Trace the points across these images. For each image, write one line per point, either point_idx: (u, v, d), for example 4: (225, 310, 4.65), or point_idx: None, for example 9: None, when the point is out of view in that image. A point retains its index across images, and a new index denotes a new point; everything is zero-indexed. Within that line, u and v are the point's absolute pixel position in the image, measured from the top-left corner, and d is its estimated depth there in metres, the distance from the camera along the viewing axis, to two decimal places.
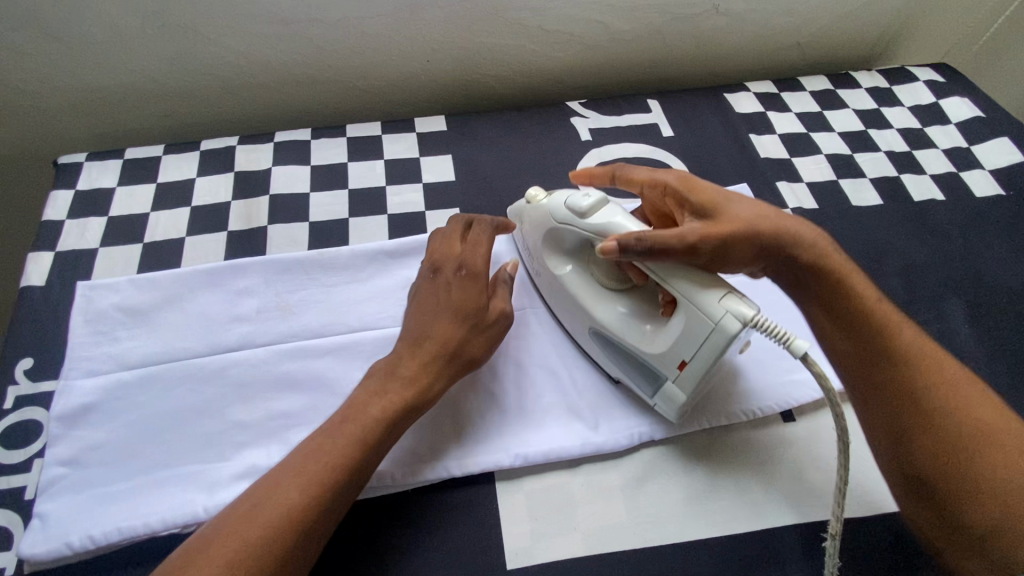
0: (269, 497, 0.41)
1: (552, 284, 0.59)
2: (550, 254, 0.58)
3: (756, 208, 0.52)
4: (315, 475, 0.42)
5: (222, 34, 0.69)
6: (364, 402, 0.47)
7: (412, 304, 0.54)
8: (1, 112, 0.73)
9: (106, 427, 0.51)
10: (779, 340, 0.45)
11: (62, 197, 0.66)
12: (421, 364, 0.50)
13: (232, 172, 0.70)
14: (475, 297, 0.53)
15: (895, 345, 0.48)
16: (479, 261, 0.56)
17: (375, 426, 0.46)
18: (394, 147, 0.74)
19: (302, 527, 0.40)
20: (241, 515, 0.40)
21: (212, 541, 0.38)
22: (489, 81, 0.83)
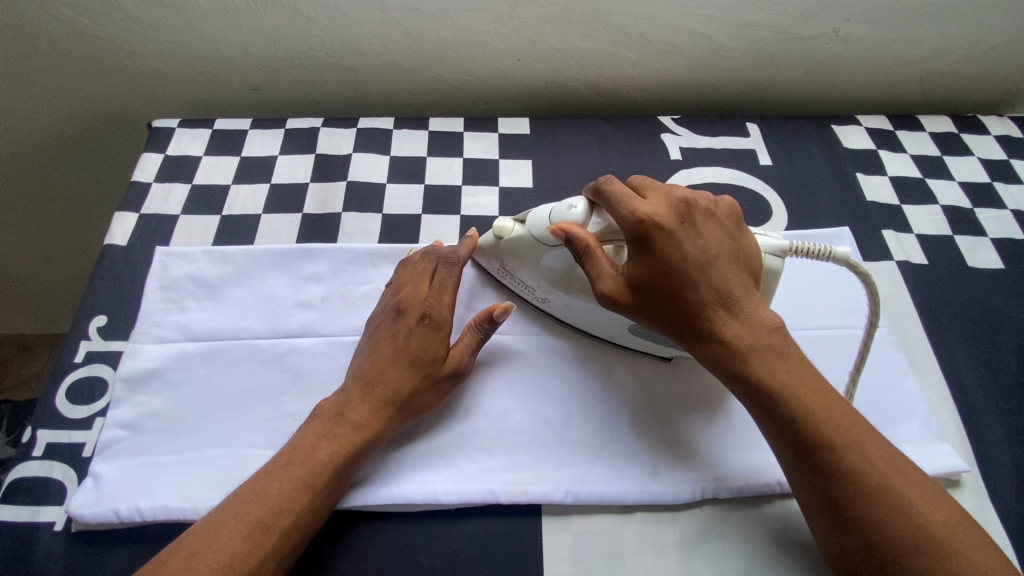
0: (264, 491, 0.43)
1: (568, 305, 0.56)
2: (554, 281, 0.54)
3: (667, 250, 0.47)
4: (306, 475, 0.44)
5: (321, 15, 0.69)
6: (335, 411, 0.48)
7: (369, 344, 0.52)
8: (108, 71, 0.76)
9: (165, 396, 0.52)
10: (820, 255, 0.49)
11: (152, 160, 0.68)
12: (370, 409, 0.48)
13: (313, 153, 0.70)
14: (434, 351, 0.51)
15: (841, 431, 0.43)
16: (443, 311, 0.52)
17: (349, 436, 0.46)
18: (475, 146, 0.72)
19: (292, 521, 0.43)
20: (240, 504, 0.42)
21: (216, 525, 0.41)
22: (578, 86, 0.80)
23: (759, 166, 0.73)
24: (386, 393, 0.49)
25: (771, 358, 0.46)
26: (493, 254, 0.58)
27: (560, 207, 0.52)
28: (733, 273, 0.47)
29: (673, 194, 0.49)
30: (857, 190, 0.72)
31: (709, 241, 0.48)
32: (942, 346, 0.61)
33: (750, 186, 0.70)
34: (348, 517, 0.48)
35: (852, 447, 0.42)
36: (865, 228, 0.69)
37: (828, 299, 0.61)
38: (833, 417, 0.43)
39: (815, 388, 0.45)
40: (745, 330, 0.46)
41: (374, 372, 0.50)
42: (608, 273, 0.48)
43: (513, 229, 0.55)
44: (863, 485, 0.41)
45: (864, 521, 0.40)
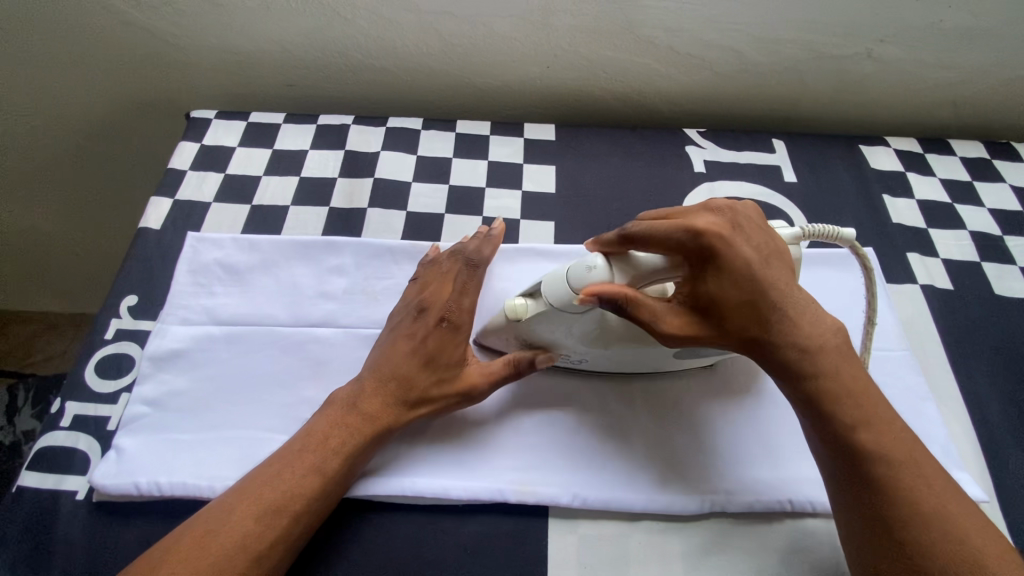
0: (281, 476, 0.44)
1: (608, 358, 0.53)
2: (590, 342, 0.51)
3: (733, 255, 0.45)
4: (317, 463, 0.45)
5: (357, 16, 0.71)
6: (346, 401, 0.49)
7: (389, 337, 0.53)
8: (153, 62, 0.79)
9: (188, 375, 0.53)
10: (829, 237, 0.51)
11: (188, 149, 0.70)
12: (383, 403, 0.49)
13: (343, 150, 0.71)
14: (450, 355, 0.51)
15: (899, 446, 0.42)
16: (464, 314, 0.53)
17: (360, 427, 0.47)
18: (500, 149, 0.73)
19: (301, 507, 0.44)
20: (252, 487, 0.44)
21: (230, 508, 0.42)
22: (606, 96, 0.80)
23: (784, 182, 0.72)
24: (405, 387, 0.50)
25: (836, 368, 0.45)
26: (500, 331, 0.54)
27: (579, 269, 0.48)
28: (793, 281, 0.47)
29: (721, 202, 0.48)
30: (883, 211, 0.71)
31: (764, 244, 0.47)
32: (965, 373, 0.59)
33: (774, 202, 0.70)
34: (355, 504, 0.49)
35: (908, 464, 0.42)
36: (889, 250, 0.68)
37: (847, 319, 0.61)
38: (891, 431, 0.43)
39: (874, 400, 0.44)
40: (812, 335, 0.45)
41: (400, 365, 0.50)
42: (669, 316, 0.45)
43: (526, 309, 0.51)
44: (918, 505, 0.40)
45: (918, 546, 0.39)
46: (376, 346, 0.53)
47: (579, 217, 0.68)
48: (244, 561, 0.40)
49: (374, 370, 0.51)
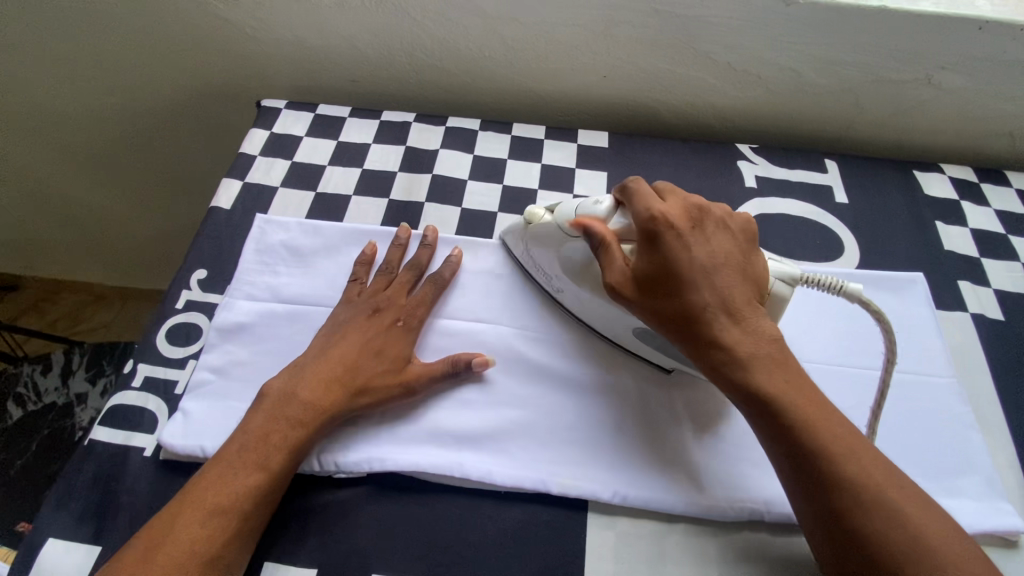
0: (230, 473, 0.46)
1: (582, 301, 0.57)
2: (568, 271, 0.56)
3: (672, 248, 0.49)
4: (262, 457, 0.47)
5: (426, 18, 0.74)
6: (285, 392, 0.51)
7: (336, 331, 0.55)
8: (230, 53, 0.83)
9: (251, 348, 0.56)
10: (830, 288, 0.50)
11: (258, 135, 0.74)
12: (325, 392, 0.51)
13: (403, 145, 0.74)
14: (398, 352, 0.55)
15: (841, 442, 0.43)
16: (416, 320, 0.57)
17: (298, 420, 0.49)
18: (554, 154, 0.75)
19: (249, 501, 0.46)
20: (206, 483, 0.46)
21: (186, 504, 0.45)
22: (659, 107, 0.82)
23: (835, 202, 0.73)
24: (348, 382, 0.52)
25: (767, 370, 0.46)
26: (519, 238, 0.61)
27: (586, 202, 0.54)
28: (737, 284, 0.49)
29: (690, 200, 0.53)
30: (935, 238, 0.71)
31: (715, 246, 0.50)
32: (1014, 406, 0.59)
33: (823, 222, 0.71)
34: (401, 484, 0.51)
35: (850, 457, 0.43)
36: (941, 277, 0.67)
37: (896, 343, 0.61)
38: (830, 428, 0.44)
39: (811, 399, 0.46)
40: (743, 337, 0.47)
41: (345, 361, 0.53)
42: (618, 266, 0.50)
43: (542, 217, 0.58)
44: (857, 495, 0.41)
45: (859, 534, 0.40)
46: (320, 334, 0.56)
47: None
48: (196, 568, 0.42)
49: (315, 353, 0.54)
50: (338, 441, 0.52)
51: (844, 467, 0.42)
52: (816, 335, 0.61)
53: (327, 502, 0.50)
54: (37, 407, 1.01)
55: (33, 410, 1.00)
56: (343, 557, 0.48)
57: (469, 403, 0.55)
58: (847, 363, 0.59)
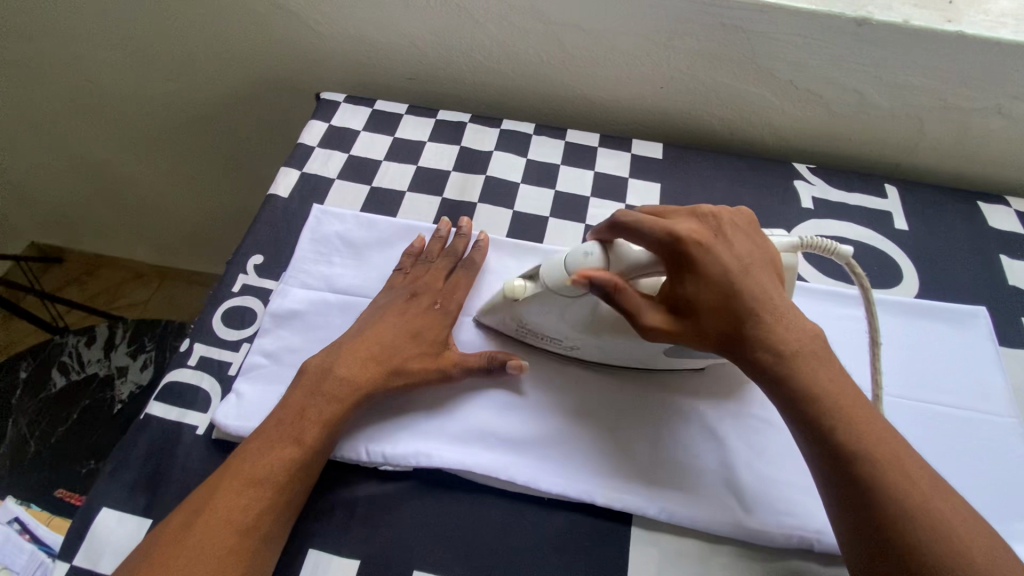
0: (269, 446, 0.47)
1: (600, 348, 0.55)
2: (581, 328, 0.53)
3: (708, 259, 0.46)
4: (301, 431, 0.48)
5: (489, 20, 0.74)
6: (321, 372, 0.51)
7: (376, 314, 0.56)
8: (292, 45, 0.85)
9: (304, 336, 0.57)
10: (828, 250, 0.51)
11: (317, 127, 0.75)
12: (363, 372, 0.51)
13: (458, 145, 0.75)
14: (434, 336, 0.55)
15: (881, 445, 0.42)
16: (454, 305, 0.58)
17: (337, 398, 0.50)
18: (607, 162, 0.74)
19: (290, 474, 0.46)
20: (245, 454, 0.47)
21: (227, 474, 0.46)
22: (714, 122, 0.81)
23: (894, 229, 0.71)
24: (385, 363, 0.52)
25: (808, 369, 0.45)
26: (503, 310, 0.56)
27: (574, 257, 0.50)
28: (769, 282, 0.48)
29: (698, 211, 0.50)
30: (999, 272, 0.68)
31: (743, 248, 0.48)
32: None
33: (881, 248, 0.69)
34: (444, 481, 0.51)
35: (894, 463, 0.41)
36: (1005, 313, 0.65)
37: (956, 377, 0.59)
38: (874, 432, 0.42)
39: (857, 402, 0.44)
40: (788, 336, 0.46)
41: (381, 343, 0.53)
42: (648, 310, 0.46)
43: (524, 288, 0.54)
44: (907, 504, 0.39)
45: (910, 541, 0.38)
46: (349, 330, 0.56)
47: None
48: (231, 536, 0.43)
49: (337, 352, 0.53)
50: (383, 434, 0.52)
51: (886, 471, 0.40)
52: None
53: (371, 495, 0.50)
54: (80, 377, 1.04)
55: (76, 379, 1.03)
56: (386, 551, 0.48)
57: (513, 406, 0.55)
58: (904, 395, 0.57)
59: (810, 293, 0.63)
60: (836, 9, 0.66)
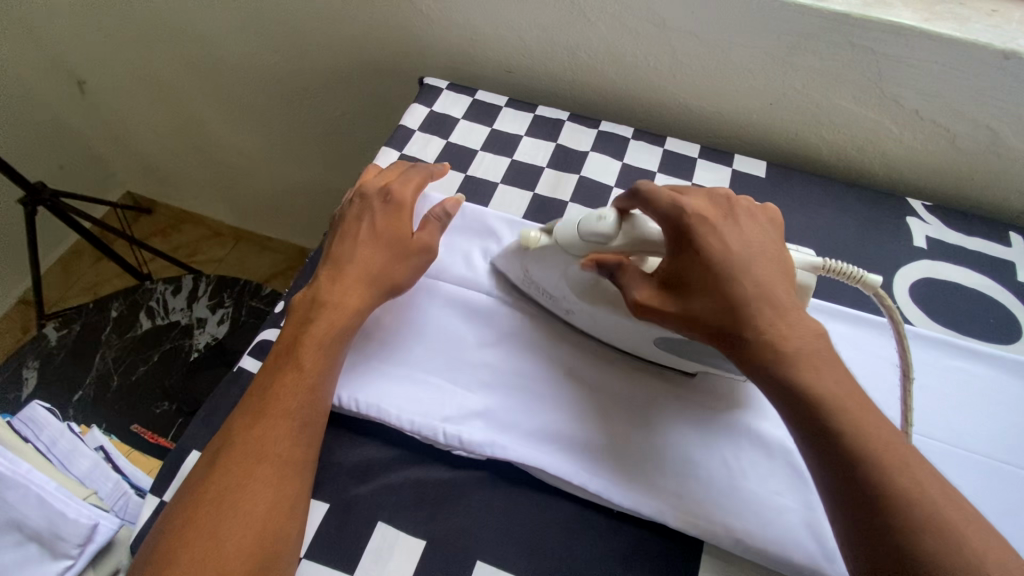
0: (272, 378, 0.50)
1: (592, 316, 0.56)
2: (579, 291, 0.54)
3: (718, 243, 0.47)
4: (300, 357, 0.50)
5: (601, 20, 0.73)
6: (309, 303, 0.54)
7: (348, 230, 0.58)
8: (400, 29, 0.87)
9: (392, 313, 0.59)
10: (852, 278, 0.49)
11: (419, 112, 0.77)
12: (351, 285, 0.54)
13: (554, 142, 0.74)
14: (398, 227, 0.58)
15: (886, 445, 0.40)
16: (408, 194, 0.59)
17: (329, 318, 0.52)
18: (707, 175, 0.72)
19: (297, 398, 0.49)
20: (255, 391, 0.50)
21: (244, 410, 0.48)
22: (821, 145, 0.77)
23: (1018, 281, 0.65)
24: (366, 275, 0.55)
25: (814, 368, 0.43)
26: (515, 258, 0.59)
27: (588, 219, 0.51)
28: (776, 273, 0.47)
29: (715, 192, 0.51)
30: None
31: (751, 236, 0.48)
32: None
33: (1001, 300, 0.63)
34: (513, 476, 0.51)
35: (901, 469, 0.39)
36: None
37: None
38: (881, 435, 0.40)
39: (867, 409, 0.42)
40: (790, 330, 0.44)
41: (371, 277, 0.55)
42: (643, 281, 0.48)
43: (539, 239, 0.55)
44: (917, 517, 0.37)
45: (919, 553, 0.36)
46: (332, 256, 0.56)
47: None
48: (253, 463, 0.45)
49: (328, 285, 0.54)
50: (458, 415, 0.53)
51: (896, 478, 0.38)
52: (982, 421, 0.55)
53: (440, 478, 0.51)
54: (164, 322, 1.10)
55: (160, 325, 1.10)
56: (450, 537, 0.48)
57: (588, 410, 0.54)
58: (1017, 463, 0.52)
59: (915, 338, 0.59)
60: (983, 38, 0.62)
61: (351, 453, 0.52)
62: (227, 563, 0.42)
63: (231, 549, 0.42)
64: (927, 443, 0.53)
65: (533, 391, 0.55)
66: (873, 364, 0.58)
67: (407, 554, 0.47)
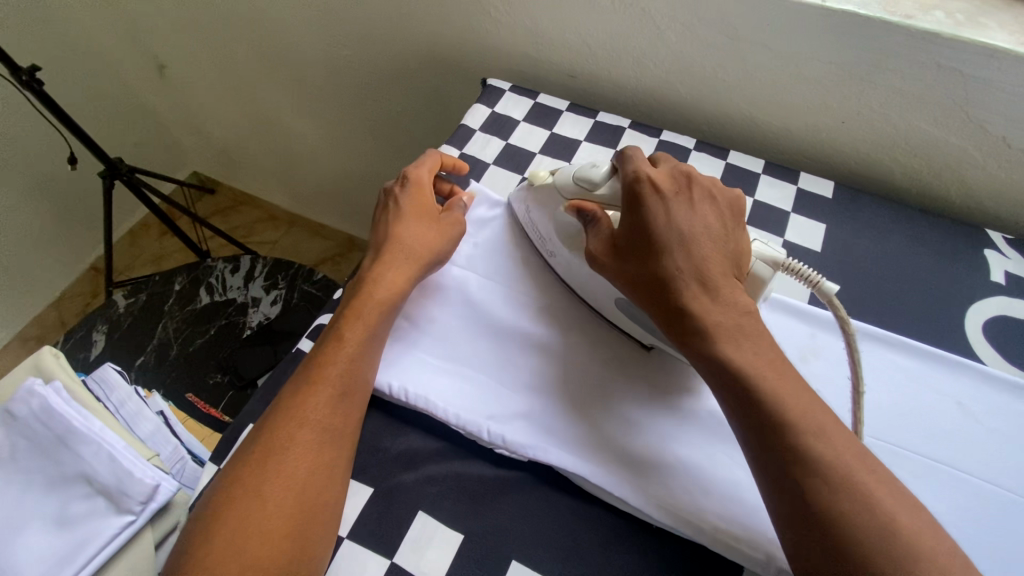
0: (321, 353, 0.53)
1: (570, 265, 0.61)
2: (565, 235, 0.60)
3: (663, 214, 0.51)
4: (349, 336, 0.54)
5: (669, 28, 0.72)
6: (358, 285, 0.58)
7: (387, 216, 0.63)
8: (467, 30, 0.88)
9: (444, 309, 0.61)
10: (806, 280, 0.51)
11: (481, 111, 0.78)
12: (392, 259, 0.59)
13: (614, 149, 0.74)
14: (426, 206, 0.63)
15: (803, 411, 0.43)
16: (426, 176, 0.65)
17: (376, 296, 0.56)
18: (770, 192, 0.71)
19: (344, 376, 0.51)
20: (305, 366, 0.53)
21: (296, 382, 0.51)
22: (894, 168, 0.74)
23: None
24: (410, 252, 0.59)
25: (739, 339, 0.47)
26: (522, 195, 0.65)
27: (584, 166, 0.58)
28: (720, 254, 0.50)
29: (682, 168, 0.55)
30: None
31: (704, 216, 0.52)
32: None
33: None
34: (554, 480, 0.52)
35: (818, 434, 0.42)
36: None
37: None
38: (801, 401, 0.44)
39: (786, 373, 0.45)
40: (724, 306, 0.48)
41: (411, 258, 0.59)
42: (602, 234, 0.55)
43: (546, 177, 0.62)
44: (830, 475, 0.40)
45: (825, 513, 0.39)
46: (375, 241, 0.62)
47: (839, 286, 0.64)
48: (300, 432, 0.48)
49: (371, 262, 0.60)
50: (503, 416, 0.54)
51: (807, 439, 0.41)
52: None
53: (482, 475, 0.52)
54: (221, 298, 1.15)
55: (218, 300, 1.15)
56: (487, 533, 0.49)
57: (633, 423, 0.54)
58: None
59: (985, 377, 0.56)
60: None
61: (397, 441, 0.54)
62: (274, 521, 0.44)
63: (275, 509, 0.45)
64: (994, 492, 0.50)
65: (578, 397, 0.56)
66: (938, 401, 0.55)
67: (445, 547, 0.48)
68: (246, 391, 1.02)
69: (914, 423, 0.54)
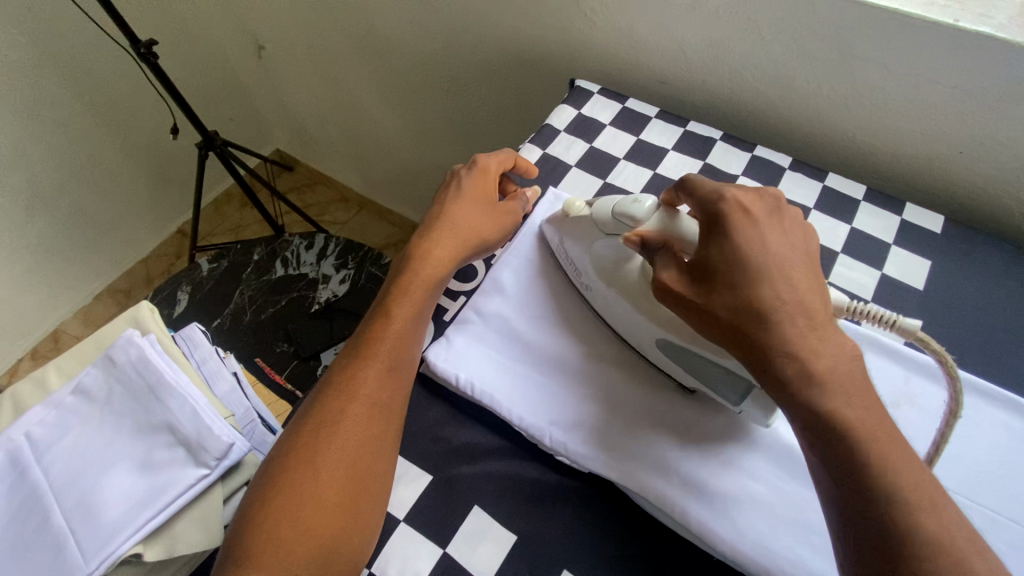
0: (370, 328, 0.55)
1: (606, 300, 0.57)
2: (602, 266, 0.57)
3: (767, 242, 0.45)
4: (397, 313, 0.56)
5: (774, 39, 0.69)
6: (405, 262, 0.59)
7: (446, 197, 0.63)
8: (559, 30, 0.88)
9: (513, 305, 0.61)
10: (883, 322, 0.48)
11: (567, 112, 0.78)
12: (444, 242, 0.59)
13: (703, 161, 0.72)
14: (488, 192, 0.63)
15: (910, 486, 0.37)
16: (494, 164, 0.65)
17: (422, 278, 0.58)
18: (868, 220, 0.66)
19: (393, 352, 0.54)
20: (356, 339, 0.55)
21: (348, 354, 0.54)
22: (1016, 206, 0.67)
23: None
24: (461, 236, 0.60)
25: (845, 391, 0.40)
26: (556, 225, 0.63)
27: (625, 201, 0.54)
28: (814, 287, 0.44)
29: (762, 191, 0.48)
30: None
31: (795, 241, 0.46)
32: None
33: None
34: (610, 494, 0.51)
35: (930, 509, 0.37)
36: None
37: None
38: (913, 472, 0.38)
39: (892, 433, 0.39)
40: (822, 352, 0.41)
41: (459, 234, 0.60)
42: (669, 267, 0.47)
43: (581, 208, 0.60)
44: (925, 554, 0.35)
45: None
46: (427, 220, 0.62)
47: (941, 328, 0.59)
48: (350, 404, 0.50)
49: (421, 238, 0.60)
50: (567, 424, 0.53)
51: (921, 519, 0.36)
52: None
53: (538, 478, 0.51)
54: (294, 272, 1.20)
55: (291, 273, 1.20)
56: (539, 537, 0.48)
57: (701, 448, 0.51)
58: None
59: None
60: None
61: (459, 433, 0.54)
62: (326, 490, 0.47)
63: (327, 478, 0.47)
64: None
65: (644, 412, 0.54)
66: None
67: (498, 546, 0.48)
68: (310, 362, 1.09)
69: (1018, 489, 0.49)
